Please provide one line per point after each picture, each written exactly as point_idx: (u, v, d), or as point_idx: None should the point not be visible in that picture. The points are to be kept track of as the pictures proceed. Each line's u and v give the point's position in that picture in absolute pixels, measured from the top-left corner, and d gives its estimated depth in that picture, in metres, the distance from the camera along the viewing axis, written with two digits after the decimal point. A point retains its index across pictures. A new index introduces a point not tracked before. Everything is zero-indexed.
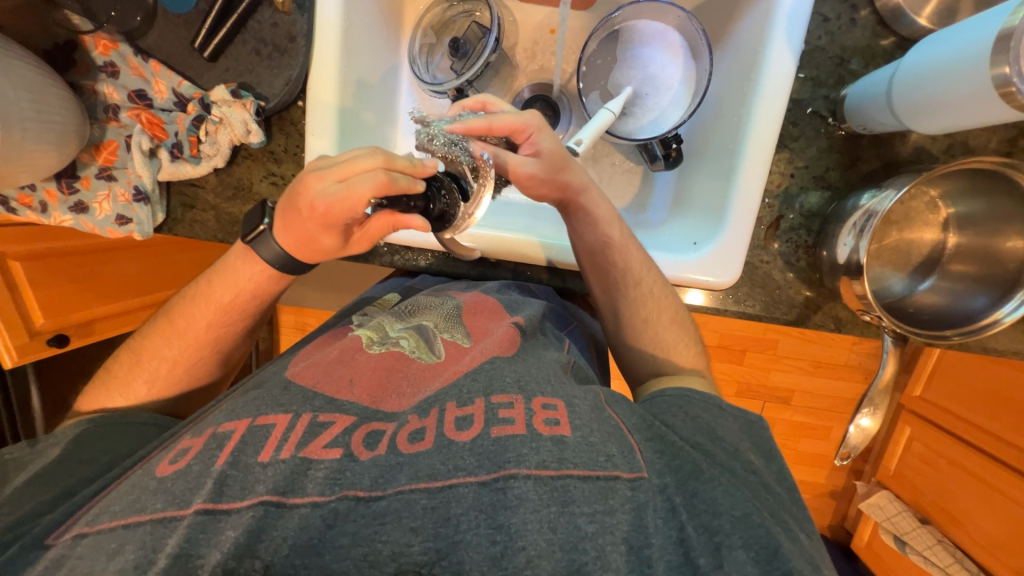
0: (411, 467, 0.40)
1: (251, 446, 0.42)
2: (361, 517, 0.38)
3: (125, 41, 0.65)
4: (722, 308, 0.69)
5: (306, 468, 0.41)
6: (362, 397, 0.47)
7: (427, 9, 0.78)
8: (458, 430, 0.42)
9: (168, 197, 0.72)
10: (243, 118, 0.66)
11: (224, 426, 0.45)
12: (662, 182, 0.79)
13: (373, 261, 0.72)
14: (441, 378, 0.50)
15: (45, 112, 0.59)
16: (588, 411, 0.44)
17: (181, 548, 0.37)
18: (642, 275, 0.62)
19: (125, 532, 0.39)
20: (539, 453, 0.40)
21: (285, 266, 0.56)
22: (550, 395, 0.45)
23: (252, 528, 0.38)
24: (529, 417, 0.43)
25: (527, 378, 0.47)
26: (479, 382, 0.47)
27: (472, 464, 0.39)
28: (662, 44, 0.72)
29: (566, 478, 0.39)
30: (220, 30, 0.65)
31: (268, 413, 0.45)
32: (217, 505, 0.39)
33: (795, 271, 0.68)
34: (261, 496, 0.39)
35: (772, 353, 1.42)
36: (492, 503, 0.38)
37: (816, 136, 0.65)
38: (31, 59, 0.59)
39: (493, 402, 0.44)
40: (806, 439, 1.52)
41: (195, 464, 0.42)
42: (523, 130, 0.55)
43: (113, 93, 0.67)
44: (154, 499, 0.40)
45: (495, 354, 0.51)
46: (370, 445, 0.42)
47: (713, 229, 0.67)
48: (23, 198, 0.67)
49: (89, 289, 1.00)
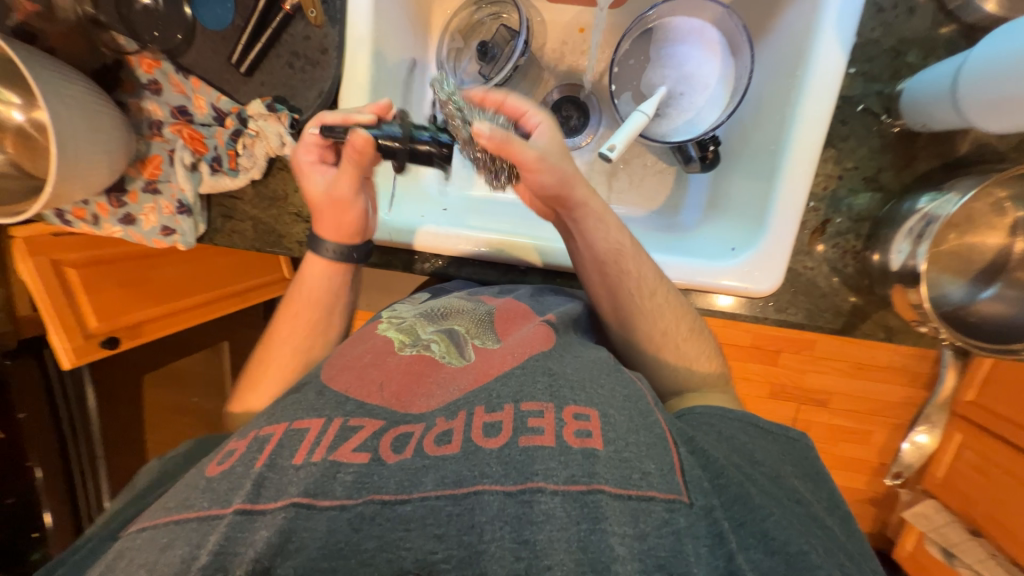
0: (436, 471, 0.40)
1: (287, 449, 0.43)
2: (386, 520, 0.37)
3: (167, 60, 0.67)
4: (761, 317, 0.66)
5: (334, 471, 0.40)
6: (391, 402, 0.47)
7: (454, 14, 0.78)
8: (486, 436, 0.42)
9: (209, 209, 0.74)
10: (277, 131, 0.67)
11: (266, 429, 0.46)
12: (696, 185, 0.77)
13: (414, 269, 0.74)
14: (469, 380, 0.48)
15: (96, 132, 0.61)
16: (623, 423, 0.43)
17: (220, 546, 0.37)
18: (654, 285, 0.59)
19: (174, 529, 0.40)
20: (568, 468, 0.39)
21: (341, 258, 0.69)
22: (581, 403, 0.44)
23: (284, 529, 0.37)
24: (559, 428, 0.42)
25: (560, 384, 0.46)
26: (510, 386, 0.46)
27: (499, 473, 0.39)
28: (699, 41, 0.69)
29: (597, 494, 0.38)
30: (256, 45, 0.66)
31: (304, 417, 0.46)
32: (254, 505, 0.39)
33: (845, 275, 0.64)
34: (293, 498, 0.39)
35: (809, 354, 1.37)
36: (518, 516, 0.37)
37: (867, 135, 0.61)
38: (85, 82, 0.62)
39: (523, 410, 0.43)
40: (845, 444, 1.46)
41: (239, 465, 0.43)
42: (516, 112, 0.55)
43: (157, 110, 0.69)
44: (201, 497, 0.41)
45: (527, 357, 0.50)
46: (398, 449, 0.42)
47: (752, 235, 0.64)
48: (78, 211, 0.71)
49: (139, 294, 1.05)
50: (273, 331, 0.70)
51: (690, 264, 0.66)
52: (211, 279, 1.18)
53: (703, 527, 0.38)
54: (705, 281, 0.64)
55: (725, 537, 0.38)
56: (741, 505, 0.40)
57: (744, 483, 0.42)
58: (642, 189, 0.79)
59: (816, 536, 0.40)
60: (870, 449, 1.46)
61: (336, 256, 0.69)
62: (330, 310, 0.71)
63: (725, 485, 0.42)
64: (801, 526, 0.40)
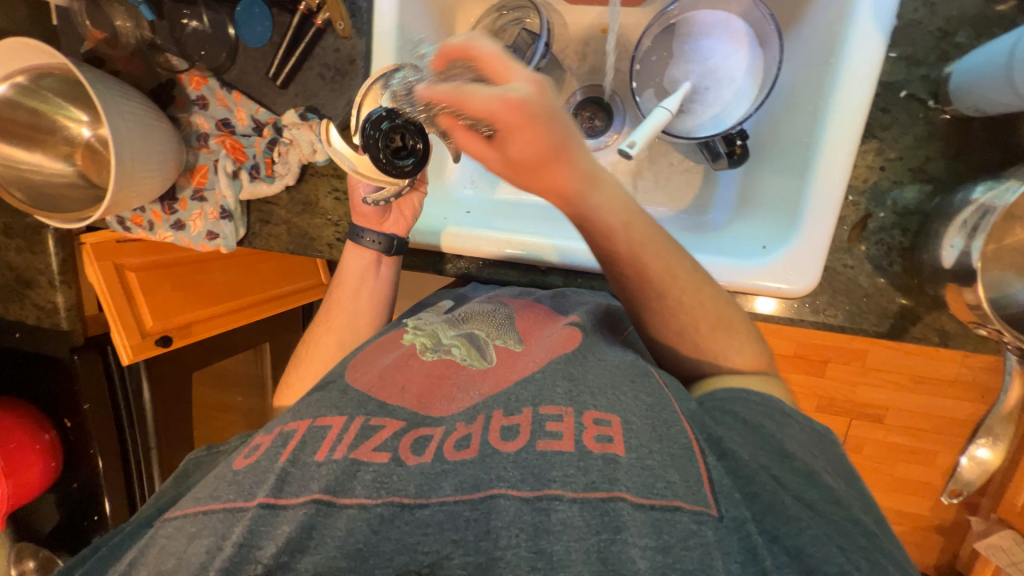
0: (454, 476, 0.39)
1: (309, 446, 0.44)
2: (405, 523, 0.37)
3: (213, 77, 0.73)
4: (797, 318, 0.62)
5: (354, 469, 0.41)
6: (412, 403, 0.47)
7: (478, 21, 0.80)
8: (503, 440, 0.41)
9: (249, 214, 0.79)
10: (309, 139, 0.71)
11: (290, 425, 0.47)
12: (726, 182, 0.74)
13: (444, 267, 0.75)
14: (490, 385, 0.48)
15: (150, 144, 0.67)
16: (647, 430, 0.41)
17: (244, 538, 0.38)
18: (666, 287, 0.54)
19: (202, 518, 0.41)
20: (587, 474, 0.38)
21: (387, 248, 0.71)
22: (602, 408, 0.43)
23: (304, 524, 0.38)
24: (578, 432, 0.41)
25: (580, 389, 0.45)
26: (528, 391, 0.45)
27: (515, 477, 0.38)
28: (725, 33, 0.67)
29: (617, 502, 0.37)
30: (291, 58, 0.70)
31: (327, 414, 0.47)
32: (277, 500, 0.40)
33: (890, 273, 0.59)
34: (313, 494, 0.39)
35: (859, 365, 1.27)
36: (535, 524, 0.36)
37: (912, 122, 0.57)
38: (141, 99, 0.68)
39: (541, 413, 0.43)
40: (904, 464, 1.34)
41: (263, 459, 0.44)
42: (503, 66, 0.41)
43: (203, 123, 0.74)
44: (228, 490, 0.43)
45: (547, 361, 0.49)
46: (417, 451, 0.42)
47: (785, 233, 0.61)
48: (136, 218, 0.77)
49: (189, 296, 1.12)
50: (317, 330, 0.74)
51: (719, 262, 0.63)
52: (252, 282, 1.26)
53: (733, 541, 0.35)
54: (734, 280, 0.61)
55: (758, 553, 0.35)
56: (774, 516, 0.37)
57: (776, 491, 0.39)
58: (669, 189, 0.77)
59: (860, 550, 0.36)
60: (933, 470, 1.33)
61: (379, 247, 0.71)
62: (377, 301, 0.75)
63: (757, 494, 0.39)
64: (841, 539, 0.37)
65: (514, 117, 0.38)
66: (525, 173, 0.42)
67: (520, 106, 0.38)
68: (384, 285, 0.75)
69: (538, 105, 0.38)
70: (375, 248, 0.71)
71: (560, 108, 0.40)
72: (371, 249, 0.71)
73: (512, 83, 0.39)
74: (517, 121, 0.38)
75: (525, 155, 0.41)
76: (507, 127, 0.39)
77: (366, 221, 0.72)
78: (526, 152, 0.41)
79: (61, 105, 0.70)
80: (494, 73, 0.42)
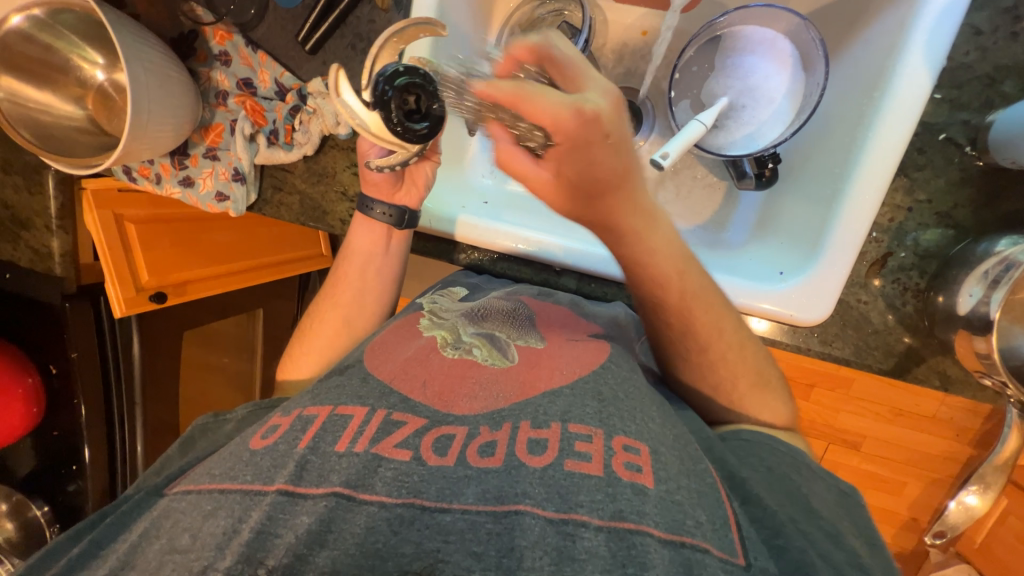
0: (478, 483, 0.39)
1: (330, 435, 0.43)
2: (425, 527, 0.37)
3: (239, 33, 0.70)
4: (803, 347, 0.63)
5: (376, 465, 0.40)
6: (434, 401, 0.46)
7: (516, 8, 0.78)
8: (529, 454, 0.41)
9: (262, 178, 0.77)
10: (334, 110, 0.69)
11: (309, 410, 0.47)
12: (747, 203, 0.75)
13: (456, 256, 0.74)
14: (515, 390, 0.47)
15: (168, 96, 0.65)
16: (674, 463, 0.41)
17: (262, 524, 0.38)
18: (681, 322, 0.53)
19: (218, 497, 0.41)
20: (615, 503, 0.38)
21: (394, 220, 0.70)
22: (632, 435, 0.43)
23: (324, 517, 0.38)
24: (608, 457, 0.41)
25: (610, 410, 0.45)
26: (557, 406, 0.45)
27: (540, 496, 0.38)
28: (769, 53, 0.66)
29: (644, 537, 0.36)
30: (323, 24, 0.67)
31: (348, 403, 0.46)
32: (297, 488, 0.40)
33: (902, 313, 0.60)
34: (335, 487, 0.39)
35: (845, 392, 1.29)
36: (560, 548, 0.35)
37: (945, 167, 0.57)
38: (162, 48, 0.65)
39: (570, 431, 0.42)
40: (873, 492, 1.37)
41: (281, 444, 0.44)
42: (576, 77, 0.40)
43: (224, 80, 0.72)
44: (244, 471, 0.42)
45: (576, 378, 0.48)
46: (440, 451, 0.41)
47: (804, 261, 0.61)
48: (143, 170, 0.75)
49: (187, 254, 1.10)
50: (323, 304, 0.74)
51: (734, 283, 0.63)
52: (253, 248, 1.24)
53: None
54: (746, 301, 0.61)
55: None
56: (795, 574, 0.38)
57: (800, 547, 0.40)
58: (690, 201, 0.77)
59: None
60: (901, 500, 1.37)
61: (389, 219, 0.69)
62: (385, 278, 0.75)
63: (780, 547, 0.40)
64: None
65: (580, 133, 0.38)
66: (580, 193, 0.42)
67: (590, 120, 0.38)
68: (392, 261, 0.74)
69: (610, 123, 0.39)
70: (385, 221, 0.69)
71: (628, 131, 0.41)
72: (381, 221, 0.70)
73: (586, 94, 0.39)
74: (583, 137, 0.39)
75: (580, 174, 0.41)
76: (574, 135, 0.38)
77: (377, 191, 0.69)
78: (577, 169, 0.41)
79: (77, 43, 0.66)
80: (563, 82, 0.41)
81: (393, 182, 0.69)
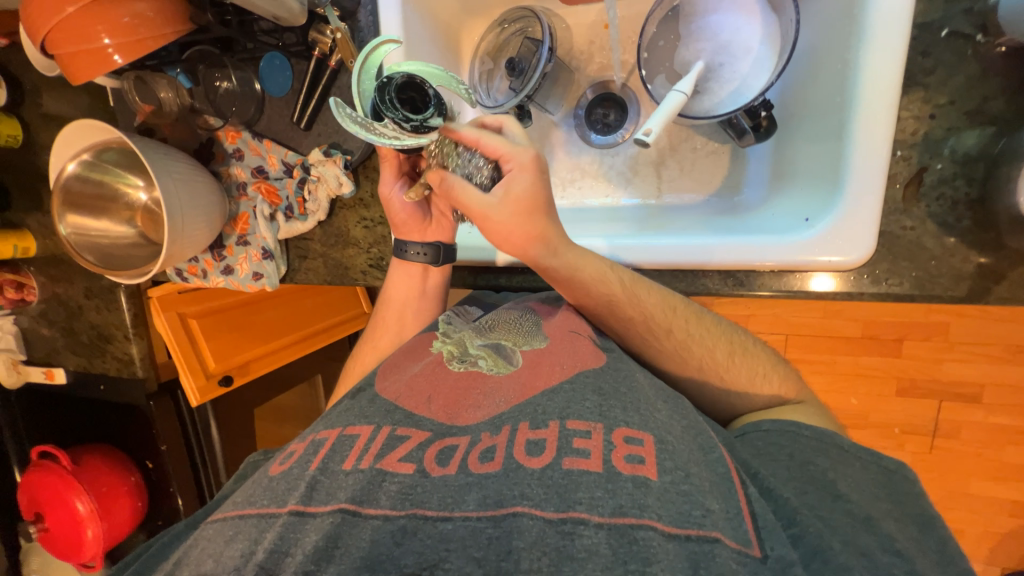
0: (479, 490, 0.36)
1: (338, 455, 0.41)
2: (427, 537, 0.34)
3: (245, 129, 0.78)
4: (856, 292, 0.58)
5: (380, 479, 0.38)
6: (439, 415, 0.43)
7: (482, 38, 0.82)
8: (528, 455, 0.38)
9: (288, 252, 0.84)
10: (335, 173, 0.75)
11: (321, 433, 0.45)
12: (756, 157, 0.73)
13: (475, 280, 0.76)
14: (516, 392, 0.44)
15: (195, 197, 0.73)
16: (685, 453, 0.38)
17: (275, 544, 0.36)
18: (650, 321, 0.56)
19: (238, 522, 0.39)
20: (616, 498, 0.34)
21: (431, 258, 0.70)
22: (634, 425, 0.39)
23: (330, 533, 0.35)
24: (607, 452, 0.37)
25: (610, 403, 0.41)
26: (556, 402, 0.42)
27: (539, 496, 0.35)
28: (733, 6, 0.64)
29: (648, 531, 0.33)
30: (311, 101, 0.74)
31: (355, 423, 0.44)
32: (307, 507, 0.38)
33: (959, 230, 0.53)
34: (341, 503, 0.37)
35: (942, 340, 1.15)
36: (559, 549, 0.32)
37: (959, 62, 0.51)
38: (188, 160, 0.75)
39: (568, 427, 0.39)
40: (1013, 447, 1.18)
41: (295, 468, 0.42)
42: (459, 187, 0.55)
43: (240, 172, 0.80)
44: (262, 495, 0.41)
45: (577, 372, 0.44)
46: (442, 462, 0.39)
47: (827, 202, 0.58)
48: (191, 268, 0.85)
49: (246, 335, 1.21)
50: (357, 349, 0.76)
51: (758, 242, 0.60)
52: (302, 318, 1.34)
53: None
54: (776, 258, 0.58)
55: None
56: (820, 563, 0.36)
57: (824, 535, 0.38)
58: (697, 172, 0.77)
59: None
60: None
61: (426, 258, 0.70)
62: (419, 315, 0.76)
63: (800, 536, 0.38)
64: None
65: (528, 236, 0.55)
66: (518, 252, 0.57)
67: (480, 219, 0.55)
68: (431, 298, 0.74)
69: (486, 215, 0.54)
70: (422, 259, 0.70)
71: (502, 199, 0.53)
72: (418, 261, 0.70)
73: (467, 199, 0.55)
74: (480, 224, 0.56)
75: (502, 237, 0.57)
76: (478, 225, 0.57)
77: (410, 234, 0.70)
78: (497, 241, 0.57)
79: (120, 173, 0.77)
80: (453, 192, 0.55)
81: (421, 217, 0.70)
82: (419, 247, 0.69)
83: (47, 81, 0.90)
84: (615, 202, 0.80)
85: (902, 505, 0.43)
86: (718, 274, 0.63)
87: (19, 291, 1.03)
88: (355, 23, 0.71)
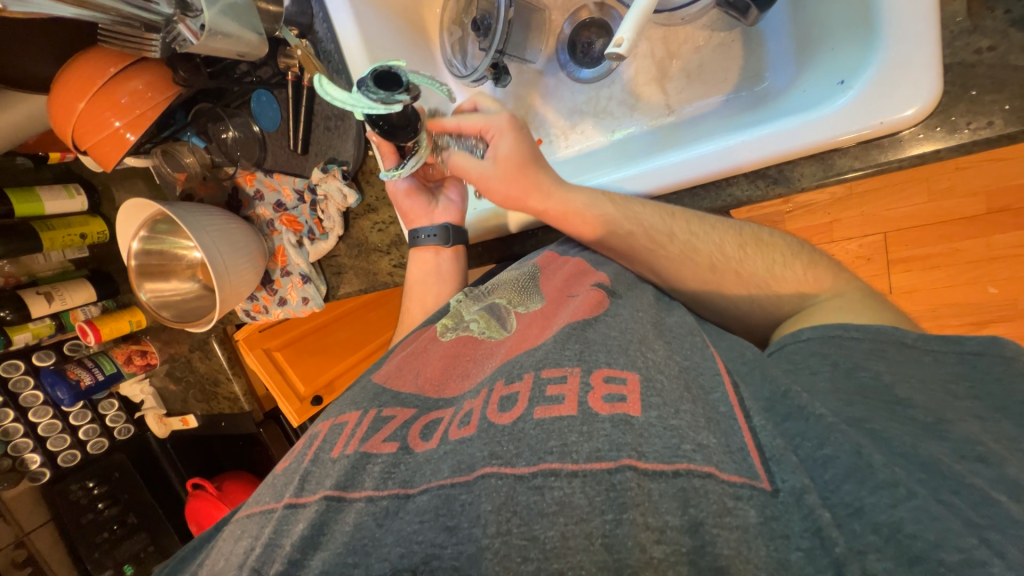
0: (453, 456, 0.36)
1: (329, 443, 0.43)
2: (405, 513, 0.34)
3: (258, 170, 0.84)
4: (938, 149, 0.48)
5: (364, 462, 0.39)
6: (425, 389, 0.46)
7: (443, 9, 0.79)
8: (500, 411, 0.38)
9: (323, 271, 0.88)
10: (337, 186, 0.79)
11: (318, 426, 0.47)
12: (773, 35, 0.64)
13: (490, 254, 0.76)
14: (503, 356, 0.46)
15: (235, 245, 0.79)
16: (673, 390, 0.37)
17: (269, 538, 0.37)
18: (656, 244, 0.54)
19: (245, 521, 0.42)
20: (592, 442, 0.34)
21: (442, 241, 0.70)
22: (617, 365, 0.39)
23: (315, 521, 0.36)
24: (583, 394, 0.37)
25: (594, 347, 0.41)
26: (534, 356, 0.42)
27: (510, 452, 0.35)
28: None
29: (624, 473, 0.32)
30: (299, 127, 0.76)
31: (345, 411, 0.46)
32: (299, 499, 0.39)
33: (984, 65, 0.46)
34: (325, 491, 0.37)
35: None
36: (529, 506, 0.32)
37: None
38: (223, 213, 0.81)
39: (543, 376, 0.39)
40: None
41: (294, 462, 0.44)
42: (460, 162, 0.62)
43: (265, 211, 0.85)
44: (267, 492, 0.43)
45: (568, 324, 0.45)
46: (425, 436, 0.40)
47: (864, 55, 0.49)
48: (256, 306, 0.92)
49: (324, 357, 1.32)
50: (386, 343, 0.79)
51: (788, 123, 0.51)
52: (370, 331, 1.39)
53: (795, 521, 0.30)
54: (815, 137, 0.50)
55: (826, 534, 0.29)
56: (856, 483, 0.32)
57: (857, 445, 0.33)
58: (709, 73, 0.67)
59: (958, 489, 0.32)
60: None
61: (436, 240, 0.70)
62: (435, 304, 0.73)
63: (832, 457, 0.33)
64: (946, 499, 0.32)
65: (527, 189, 0.59)
66: (521, 199, 0.59)
67: (489, 181, 0.60)
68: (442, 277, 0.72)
69: (492, 178, 0.60)
70: (433, 242, 0.69)
71: (507, 147, 0.58)
72: (430, 244, 0.70)
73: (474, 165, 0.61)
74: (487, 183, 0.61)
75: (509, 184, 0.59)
76: (481, 185, 0.61)
77: (419, 220, 0.71)
78: (501, 192, 0.60)
79: (171, 240, 0.86)
80: (457, 169, 0.63)
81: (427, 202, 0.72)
82: (432, 233, 0.69)
83: (114, 177, 0.98)
84: (625, 134, 0.72)
85: (963, 390, 0.38)
86: (749, 177, 0.55)
87: (144, 357, 1.08)
88: (315, 37, 0.72)
